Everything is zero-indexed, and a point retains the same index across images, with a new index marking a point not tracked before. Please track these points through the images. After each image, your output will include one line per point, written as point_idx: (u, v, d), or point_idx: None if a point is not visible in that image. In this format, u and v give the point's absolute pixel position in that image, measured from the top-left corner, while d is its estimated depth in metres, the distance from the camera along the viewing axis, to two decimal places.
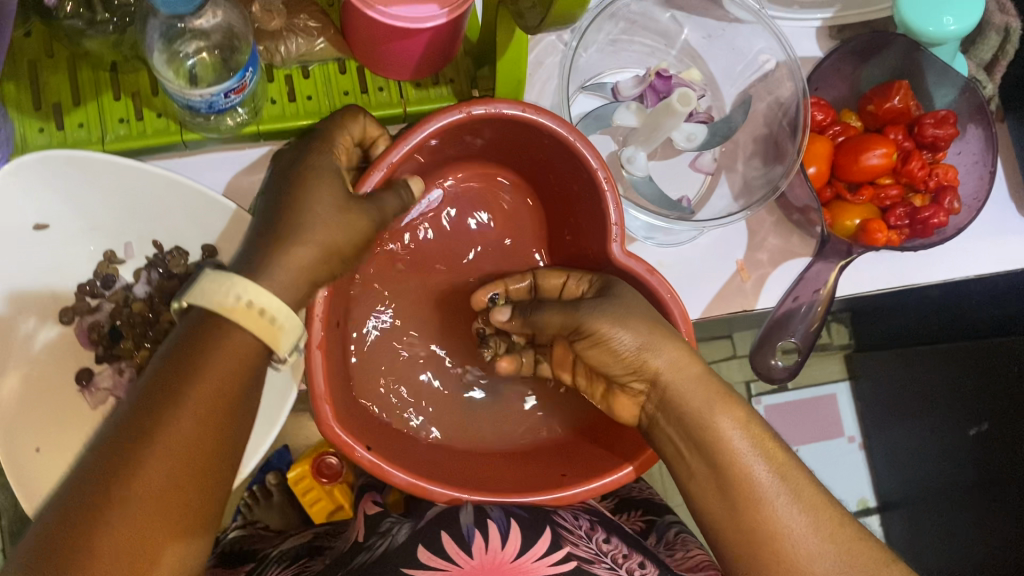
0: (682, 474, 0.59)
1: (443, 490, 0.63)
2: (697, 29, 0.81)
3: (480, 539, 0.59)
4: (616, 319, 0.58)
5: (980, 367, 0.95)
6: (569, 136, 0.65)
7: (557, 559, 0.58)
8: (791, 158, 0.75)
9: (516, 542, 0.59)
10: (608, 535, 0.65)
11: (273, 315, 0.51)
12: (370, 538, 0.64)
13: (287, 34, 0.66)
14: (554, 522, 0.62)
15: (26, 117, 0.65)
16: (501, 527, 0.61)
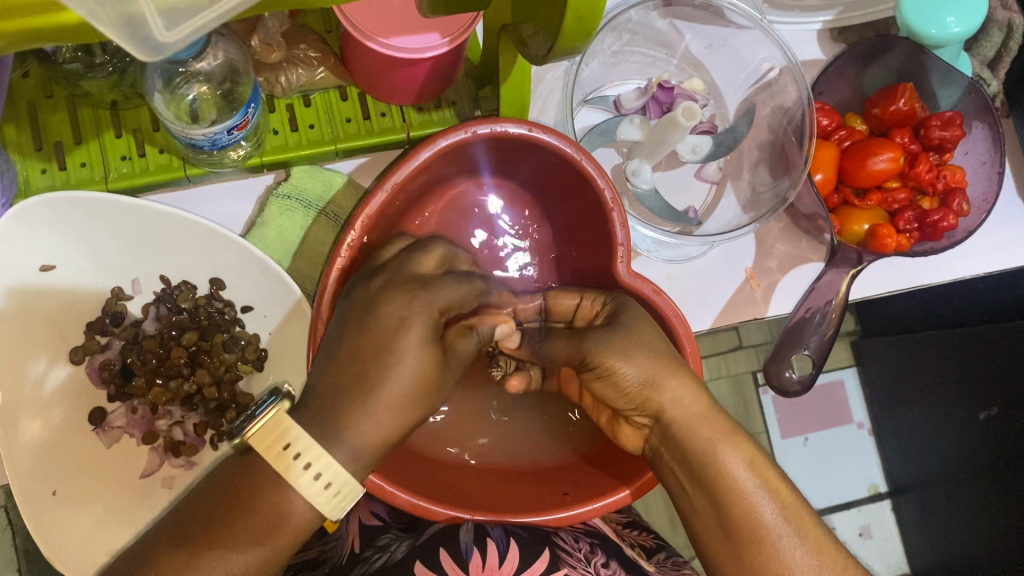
0: (684, 508, 0.59)
1: (445, 509, 0.63)
2: (699, 38, 0.80)
3: (478, 556, 0.61)
4: (623, 351, 0.59)
5: (986, 353, 0.94)
6: (575, 153, 0.64)
7: None
8: (797, 170, 0.74)
9: (514, 559, 0.61)
10: (607, 559, 0.66)
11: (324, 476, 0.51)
12: (367, 550, 0.66)
13: (287, 65, 0.65)
14: (551, 544, 0.64)
15: (28, 159, 0.64)
16: (500, 544, 0.63)
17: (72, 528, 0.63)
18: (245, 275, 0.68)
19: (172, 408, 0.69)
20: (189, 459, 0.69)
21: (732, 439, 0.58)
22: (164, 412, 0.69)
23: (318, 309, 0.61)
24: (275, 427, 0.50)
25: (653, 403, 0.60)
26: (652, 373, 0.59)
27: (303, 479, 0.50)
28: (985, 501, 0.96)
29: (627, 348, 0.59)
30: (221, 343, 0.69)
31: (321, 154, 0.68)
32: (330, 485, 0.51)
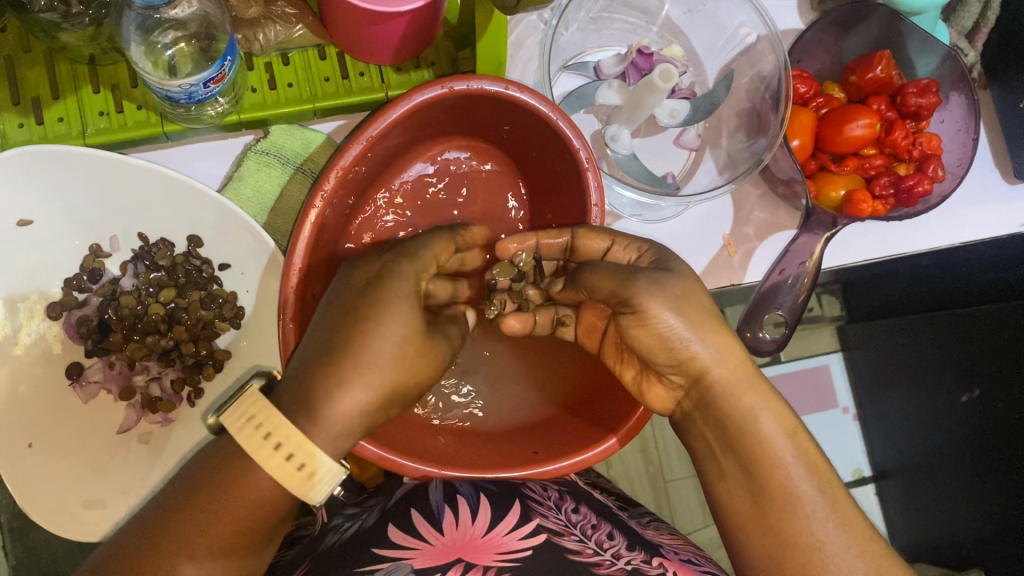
0: (713, 474, 0.60)
1: (415, 466, 0.63)
2: (678, 4, 0.81)
3: (449, 515, 0.62)
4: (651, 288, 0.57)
5: (972, 334, 0.95)
6: (551, 114, 0.65)
7: (526, 532, 0.61)
8: (774, 131, 0.75)
9: (486, 517, 0.62)
10: (576, 504, 0.68)
11: (302, 462, 0.50)
12: (338, 518, 0.68)
13: (265, 21, 0.65)
14: (522, 494, 0.66)
15: (6, 113, 0.64)
16: (470, 500, 0.63)
17: (48, 479, 0.64)
18: (222, 231, 0.68)
19: (150, 363, 0.70)
20: (166, 415, 0.69)
21: (758, 392, 0.58)
22: (141, 368, 0.70)
23: (292, 259, 0.62)
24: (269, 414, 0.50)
25: (697, 361, 0.58)
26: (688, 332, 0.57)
27: (301, 483, 0.50)
28: (967, 475, 0.97)
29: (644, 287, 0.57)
30: (198, 299, 0.69)
31: (300, 112, 0.69)
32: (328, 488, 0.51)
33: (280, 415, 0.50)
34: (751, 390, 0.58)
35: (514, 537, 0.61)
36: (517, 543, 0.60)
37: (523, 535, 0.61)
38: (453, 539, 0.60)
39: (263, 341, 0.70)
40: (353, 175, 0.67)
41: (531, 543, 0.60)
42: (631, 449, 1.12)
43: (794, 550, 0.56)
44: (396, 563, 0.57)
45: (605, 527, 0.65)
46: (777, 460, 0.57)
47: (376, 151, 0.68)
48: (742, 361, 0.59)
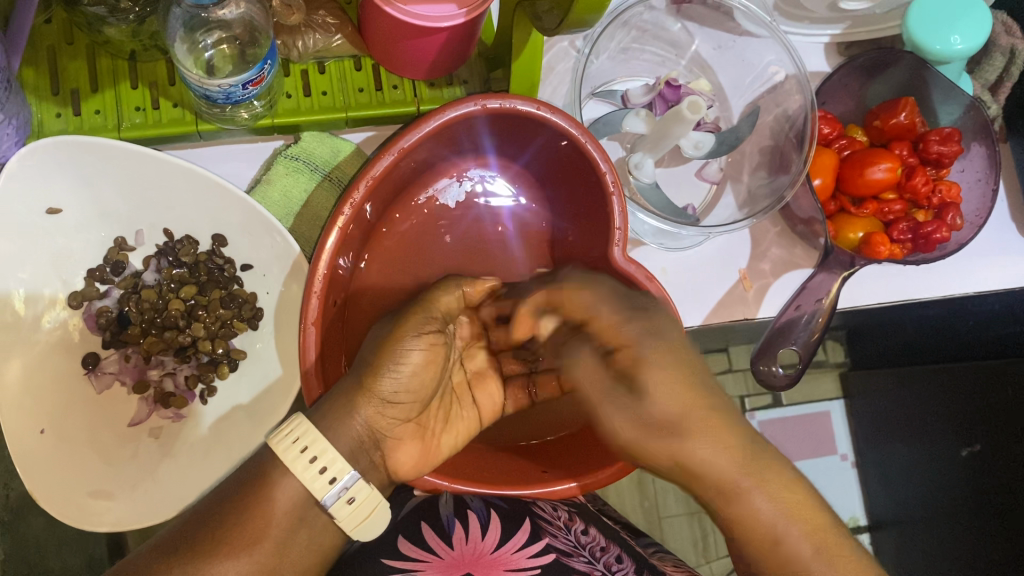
0: None
1: (430, 478, 0.63)
2: (707, 40, 0.82)
3: (459, 530, 0.64)
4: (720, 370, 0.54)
5: (979, 388, 0.95)
6: (580, 136, 0.66)
7: (535, 551, 0.62)
8: (796, 167, 0.76)
9: (496, 533, 0.64)
10: (585, 525, 0.69)
11: (334, 477, 0.54)
12: None
13: (305, 29, 0.67)
14: (532, 513, 0.67)
15: (44, 103, 0.66)
16: (480, 516, 0.65)
17: (59, 466, 0.63)
18: (248, 233, 0.68)
19: (166, 359, 0.70)
20: (178, 411, 0.70)
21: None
22: (156, 363, 0.70)
23: (316, 264, 0.63)
24: (306, 426, 0.54)
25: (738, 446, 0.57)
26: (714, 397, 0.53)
27: (324, 488, 0.54)
28: (957, 530, 0.98)
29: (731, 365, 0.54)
30: (219, 298, 0.70)
31: (332, 120, 0.70)
32: (352, 499, 0.55)
33: (307, 421, 0.55)
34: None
35: (522, 555, 0.62)
36: (527, 561, 0.62)
37: (532, 553, 0.62)
38: (462, 554, 0.62)
39: (279, 341, 0.70)
40: (381, 186, 0.68)
41: (541, 562, 0.62)
42: (628, 483, 1.11)
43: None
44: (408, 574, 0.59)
45: (613, 550, 0.66)
46: None
47: (404, 165, 0.69)
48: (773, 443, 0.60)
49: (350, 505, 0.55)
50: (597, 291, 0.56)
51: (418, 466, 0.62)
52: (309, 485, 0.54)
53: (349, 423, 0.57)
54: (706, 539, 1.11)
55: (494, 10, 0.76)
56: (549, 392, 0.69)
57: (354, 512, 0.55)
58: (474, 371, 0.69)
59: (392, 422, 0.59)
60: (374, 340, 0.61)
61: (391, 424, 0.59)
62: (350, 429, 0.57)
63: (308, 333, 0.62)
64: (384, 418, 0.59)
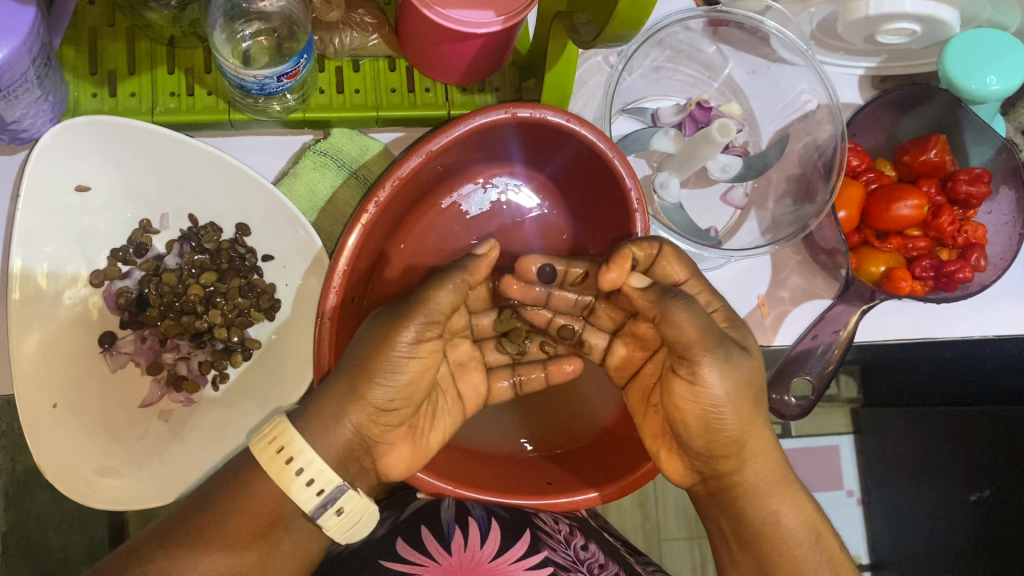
0: (725, 560, 0.63)
1: (432, 481, 0.64)
2: (742, 64, 0.82)
3: (459, 537, 0.64)
4: (722, 359, 0.55)
5: (993, 435, 0.94)
6: (608, 151, 0.66)
7: (534, 563, 0.62)
8: (823, 197, 0.76)
9: (495, 543, 0.64)
10: (586, 540, 0.68)
11: (322, 488, 0.55)
12: None
13: (343, 26, 0.68)
14: (533, 524, 0.67)
15: (81, 82, 0.67)
16: (481, 524, 0.65)
17: (68, 443, 0.63)
18: (272, 224, 0.69)
19: (181, 343, 0.71)
20: (189, 396, 0.70)
21: (784, 493, 0.61)
22: (171, 346, 0.71)
23: (336, 262, 0.63)
24: (290, 436, 0.54)
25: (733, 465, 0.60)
26: (726, 397, 0.56)
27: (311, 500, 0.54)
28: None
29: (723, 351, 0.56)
30: (237, 287, 0.70)
31: (362, 118, 0.71)
32: (340, 509, 0.55)
33: (292, 430, 0.55)
34: (771, 494, 0.60)
35: (520, 566, 0.62)
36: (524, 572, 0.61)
37: (530, 565, 0.62)
38: (460, 561, 0.62)
39: (296, 334, 0.70)
40: (406, 187, 0.68)
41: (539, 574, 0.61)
42: (630, 503, 1.11)
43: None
44: None
45: (612, 568, 0.66)
46: (800, 547, 0.60)
47: (430, 169, 0.69)
48: (776, 469, 0.61)
49: (339, 515, 0.55)
50: (638, 278, 0.60)
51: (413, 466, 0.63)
52: (295, 497, 0.54)
53: (337, 430, 0.57)
54: (704, 565, 1.11)
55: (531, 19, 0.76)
56: (534, 384, 0.70)
57: (342, 522, 0.56)
58: (458, 363, 0.67)
59: (384, 429, 0.59)
60: (365, 335, 0.59)
61: (381, 431, 0.59)
62: (338, 435, 0.57)
63: (323, 325, 0.62)
64: (376, 425, 0.58)
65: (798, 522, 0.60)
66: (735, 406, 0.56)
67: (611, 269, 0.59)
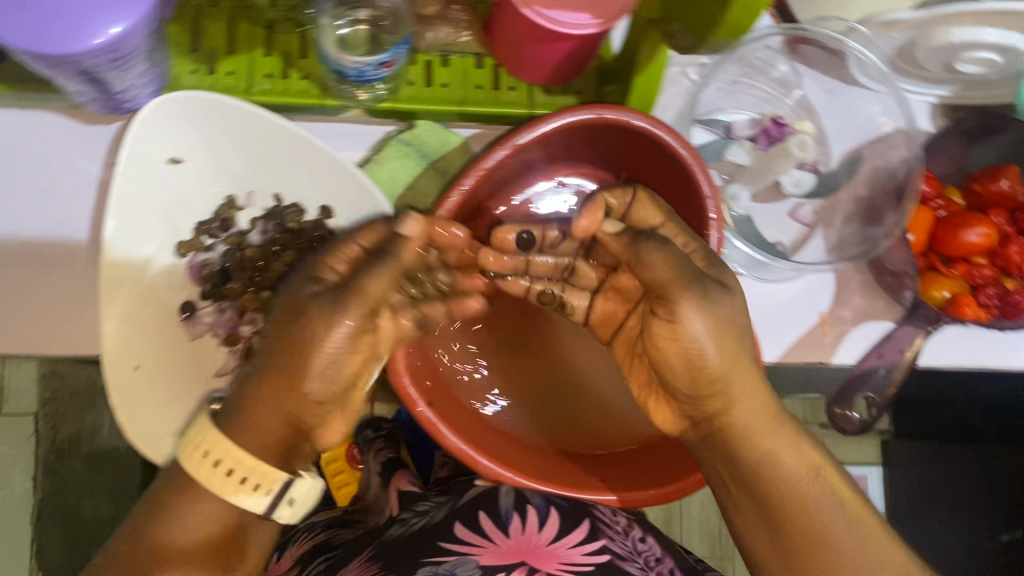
0: (730, 510, 0.63)
1: (491, 467, 0.66)
2: (817, 84, 0.83)
3: (518, 522, 0.67)
4: (701, 301, 0.56)
5: None
6: (689, 157, 0.67)
7: (591, 549, 0.64)
8: (891, 221, 0.77)
9: (552, 529, 0.66)
10: (644, 533, 0.70)
11: (267, 487, 0.54)
12: (409, 517, 0.74)
13: (438, 21, 0.71)
14: (592, 514, 0.68)
15: (182, 57, 0.69)
16: (540, 511, 0.68)
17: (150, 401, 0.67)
18: (356, 209, 0.72)
19: (258, 318, 0.73)
20: None
21: (776, 432, 0.60)
22: (248, 319, 0.73)
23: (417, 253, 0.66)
24: (216, 441, 0.54)
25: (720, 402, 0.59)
26: (705, 334, 0.57)
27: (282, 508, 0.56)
28: None
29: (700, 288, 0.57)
30: None
31: (446, 112, 0.72)
32: (291, 500, 0.56)
33: (216, 436, 0.54)
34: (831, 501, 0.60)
35: (577, 551, 0.64)
36: (581, 557, 0.63)
37: (588, 551, 0.64)
38: (518, 544, 0.64)
39: None
40: (488, 180, 0.70)
41: (596, 559, 0.63)
42: None
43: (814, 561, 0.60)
44: (462, 557, 0.63)
45: (668, 563, 0.67)
46: (837, 534, 0.60)
47: (511, 166, 0.71)
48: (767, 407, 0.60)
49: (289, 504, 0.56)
50: (612, 223, 0.64)
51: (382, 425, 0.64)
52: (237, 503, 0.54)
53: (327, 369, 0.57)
54: None
55: (618, 37, 0.76)
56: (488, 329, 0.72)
57: (292, 510, 0.56)
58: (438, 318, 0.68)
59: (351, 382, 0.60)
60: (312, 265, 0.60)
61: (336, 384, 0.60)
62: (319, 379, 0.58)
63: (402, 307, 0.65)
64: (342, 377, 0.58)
65: (796, 462, 0.60)
66: (718, 344, 0.57)
67: (585, 215, 0.65)
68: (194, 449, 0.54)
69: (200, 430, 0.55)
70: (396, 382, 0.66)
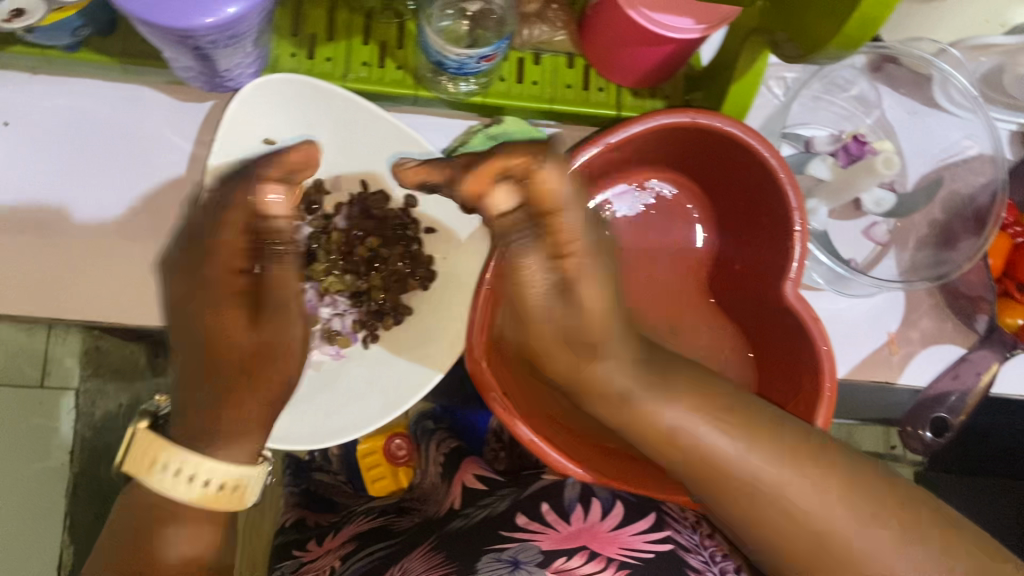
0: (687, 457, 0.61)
1: (559, 459, 0.66)
2: (899, 106, 0.83)
3: (580, 511, 0.66)
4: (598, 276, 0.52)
5: None
6: (778, 167, 0.68)
7: (654, 538, 0.63)
8: (967, 247, 0.78)
9: (615, 517, 0.65)
10: (711, 531, 0.70)
11: (189, 472, 0.55)
12: (470, 508, 0.74)
13: (534, 20, 0.71)
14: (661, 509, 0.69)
15: (283, 41, 0.70)
16: (604, 503, 0.67)
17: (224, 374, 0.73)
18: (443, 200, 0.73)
19: (339, 300, 0.75)
20: (338, 351, 0.74)
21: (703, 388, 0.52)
22: (329, 302, 0.74)
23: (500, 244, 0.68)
24: (146, 442, 0.56)
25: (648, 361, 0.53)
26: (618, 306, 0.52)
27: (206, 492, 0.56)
28: None
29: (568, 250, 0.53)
30: (399, 255, 0.74)
31: (535, 109, 0.73)
32: (222, 485, 0.57)
33: (157, 440, 0.56)
34: None
35: (639, 538, 0.62)
36: (644, 544, 0.62)
37: (650, 539, 0.62)
38: (579, 529, 0.63)
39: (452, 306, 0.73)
40: (578, 175, 0.71)
41: (659, 547, 0.62)
42: None
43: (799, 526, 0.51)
44: (524, 543, 0.62)
45: (733, 561, 0.67)
46: None
47: (598, 164, 0.72)
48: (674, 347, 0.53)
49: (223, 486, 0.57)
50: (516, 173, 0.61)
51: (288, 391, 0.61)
52: (178, 492, 0.55)
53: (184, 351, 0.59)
54: None
55: (705, 51, 0.77)
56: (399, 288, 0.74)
57: (224, 490, 0.57)
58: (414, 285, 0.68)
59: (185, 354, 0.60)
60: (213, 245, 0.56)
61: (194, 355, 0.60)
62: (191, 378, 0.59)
63: (484, 297, 0.67)
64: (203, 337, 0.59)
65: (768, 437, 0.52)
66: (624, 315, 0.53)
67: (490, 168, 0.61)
68: (137, 462, 0.56)
69: (133, 440, 0.56)
70: (475, 367, 0.68)
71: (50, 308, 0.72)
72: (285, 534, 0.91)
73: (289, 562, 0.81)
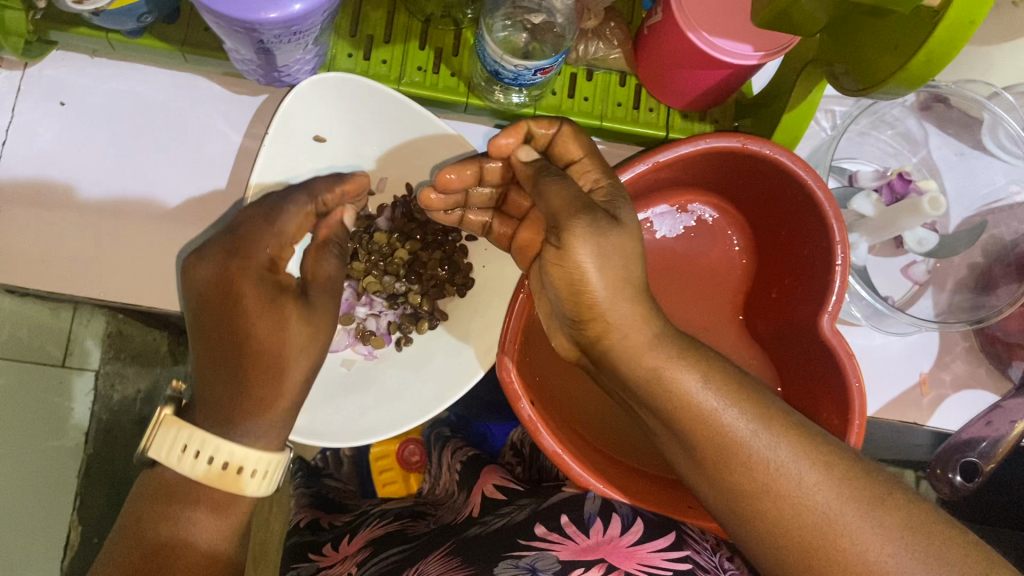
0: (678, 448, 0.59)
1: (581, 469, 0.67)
2: (947, 146, 0.82)
3: (599, 524, 0.65)
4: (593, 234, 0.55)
5: None
6: (823, 198, 0.68)
7: (672, 556, 0.61)
8: (1005, 295, 0.77)
9: (634, 534, 0.63)
10: (731, 556, 0.69)
11: (224, 461, 0.55)
12: (489, 516, 0.74)
13: (592, 36, 0.71)
14: (681, 528, 0.67)
15: (341, 41, 0.71)
16: (625, 519, 0.66)
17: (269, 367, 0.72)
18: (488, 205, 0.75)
19: (376, 300, 0.76)
20: (372, 351, 0.75)
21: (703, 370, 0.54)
22: (366, 300, 0.76)
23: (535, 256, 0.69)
24: (174, 433, 0.56)
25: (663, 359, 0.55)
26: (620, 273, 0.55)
27: (246, 482, 0.57)
28: None
29: (595, 227, 0.55)
30: (438, 259, 0.74)
31: (585, 125, 0.74)
32: (255, 472, 0.57)
33: (186, 429, 0.55)
34: None
35: (658, 556, 0.61)
36: (663, 561, 0.60)
37: (669, 558, 0.61)
38: (598, 542, 0.62)
39: (485, 313, 0.74)
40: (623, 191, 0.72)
41: (677, 566, 0.60)
42: None
43: (819, 530, 0.50)
44: (542, 552, 0.61)
45: None
46: None
47: (641, 183, 0.73)
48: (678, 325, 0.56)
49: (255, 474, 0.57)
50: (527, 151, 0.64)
51: (311, 349, 0.60)
52: (214, 483, 0.56)
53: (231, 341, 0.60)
54: None
55: (757, 79, 0.77)
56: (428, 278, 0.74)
57: (256, 480, 0.57)
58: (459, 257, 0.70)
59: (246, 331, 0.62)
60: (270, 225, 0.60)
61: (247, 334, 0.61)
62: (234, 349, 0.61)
63: (518, 304, 0.68)
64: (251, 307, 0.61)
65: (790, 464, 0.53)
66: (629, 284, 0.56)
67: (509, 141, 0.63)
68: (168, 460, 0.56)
69: (160, 433, 0.56)
70: (504, 377, 0.67)
71: (90, 288, 0.72)
72: (298, 533, 0.91)
73: (306, 565, 0.81)
